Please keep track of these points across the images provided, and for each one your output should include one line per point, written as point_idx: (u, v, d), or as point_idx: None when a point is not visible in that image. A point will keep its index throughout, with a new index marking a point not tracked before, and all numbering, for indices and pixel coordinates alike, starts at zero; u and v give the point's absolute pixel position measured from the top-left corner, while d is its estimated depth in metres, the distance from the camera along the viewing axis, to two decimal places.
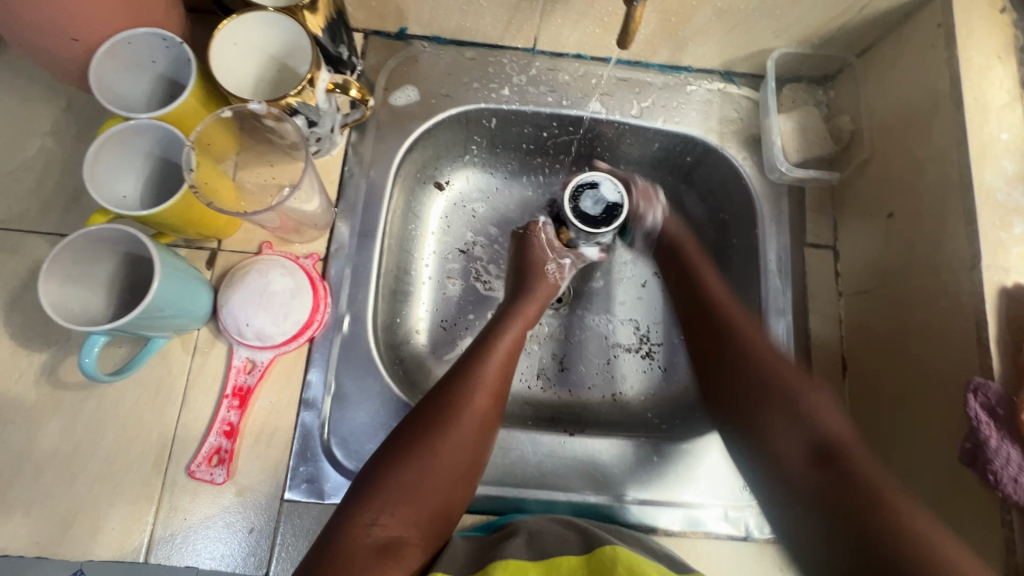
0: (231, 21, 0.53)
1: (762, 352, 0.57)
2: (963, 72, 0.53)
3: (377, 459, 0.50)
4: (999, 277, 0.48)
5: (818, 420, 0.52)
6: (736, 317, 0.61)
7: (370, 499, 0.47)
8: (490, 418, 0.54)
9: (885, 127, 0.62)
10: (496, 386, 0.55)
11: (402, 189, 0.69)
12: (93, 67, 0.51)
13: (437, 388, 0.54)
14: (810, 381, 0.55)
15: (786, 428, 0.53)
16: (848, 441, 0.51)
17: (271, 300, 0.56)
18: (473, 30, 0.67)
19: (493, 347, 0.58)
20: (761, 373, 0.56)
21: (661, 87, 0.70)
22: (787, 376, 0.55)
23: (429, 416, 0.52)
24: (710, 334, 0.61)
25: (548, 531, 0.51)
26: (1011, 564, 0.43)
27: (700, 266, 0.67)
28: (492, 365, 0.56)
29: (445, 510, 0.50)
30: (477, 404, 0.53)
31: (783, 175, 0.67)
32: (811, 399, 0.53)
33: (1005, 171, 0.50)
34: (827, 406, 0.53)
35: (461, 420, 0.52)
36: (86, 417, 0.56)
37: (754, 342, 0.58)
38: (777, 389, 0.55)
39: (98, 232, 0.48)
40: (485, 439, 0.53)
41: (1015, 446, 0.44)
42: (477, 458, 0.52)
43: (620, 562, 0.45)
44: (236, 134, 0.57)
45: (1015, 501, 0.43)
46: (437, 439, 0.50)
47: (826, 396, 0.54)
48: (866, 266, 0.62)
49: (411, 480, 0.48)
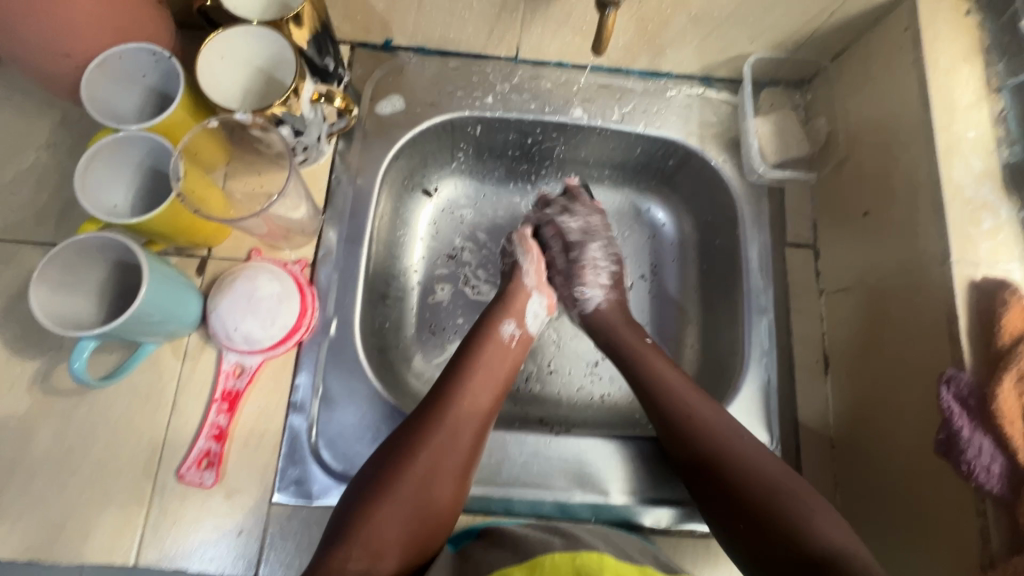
0: (217, 35, 0.55)
1: (729, 459, 0.52)
2: (930, 74, 0.54)
3: (353, 493, 0.49)
4: (969, 271, 0.49)
5: (811, 527, 0.46)
6: (711, 419, 0.55)
7: (344, 533, 0.46)
8: (464, 443, 0.53)
9: (857, 127, 0.63)
10: (473, 410, 0.55)
11: (389, 196, 0.71)
12: (84, 82, 0.53)
13: (411, 418, 0.54)
14: (791, 481, 0.50)
15: (773, 532, 0.47)
16: (848, 551, 0.44)
17: (259, 305, 0.57)
18: (456, 40, 0.69)
19: (468, 370, 0.58)
20: (740, 480, 0.50)
21: (641, 93, 0.72)
22: (767, 479, 0.50)
23: (402, 444, 0.51)
24: (679, 444, 0.55)
25: (532, 537, 0.49)
26: (987, 554, 0.44)
27: (657, 363, 0.60)
28: (467, 389, 0.56)
29: (422, 539, 0.49)
30: (453, 426, 0.53)
31: (761, 176, 0.69)
32: (800, 515, 0.47)
33: (973, 168, 0.52)
34: (819, 515, 0.47)
35: (432, 446, 0.51)
36: (78, 423, 0.57)
37: (720, 446, 0.53)
38: (755, 498, 0.49)
39: (89, 241, 0.49)
40: (461, 463, 0.52)
41: (987, 435, 0.45)
42: (453, 482, 0.51)
43: (605, 567, 0.45)
44: (224, 144, 0.58)
45: (988, 490, 0.44)
46: (408, 467, 0.50)
47: (819, 506, 0.47)
48: (845, 264, 0.64)
49: (384, 510, 0.47)
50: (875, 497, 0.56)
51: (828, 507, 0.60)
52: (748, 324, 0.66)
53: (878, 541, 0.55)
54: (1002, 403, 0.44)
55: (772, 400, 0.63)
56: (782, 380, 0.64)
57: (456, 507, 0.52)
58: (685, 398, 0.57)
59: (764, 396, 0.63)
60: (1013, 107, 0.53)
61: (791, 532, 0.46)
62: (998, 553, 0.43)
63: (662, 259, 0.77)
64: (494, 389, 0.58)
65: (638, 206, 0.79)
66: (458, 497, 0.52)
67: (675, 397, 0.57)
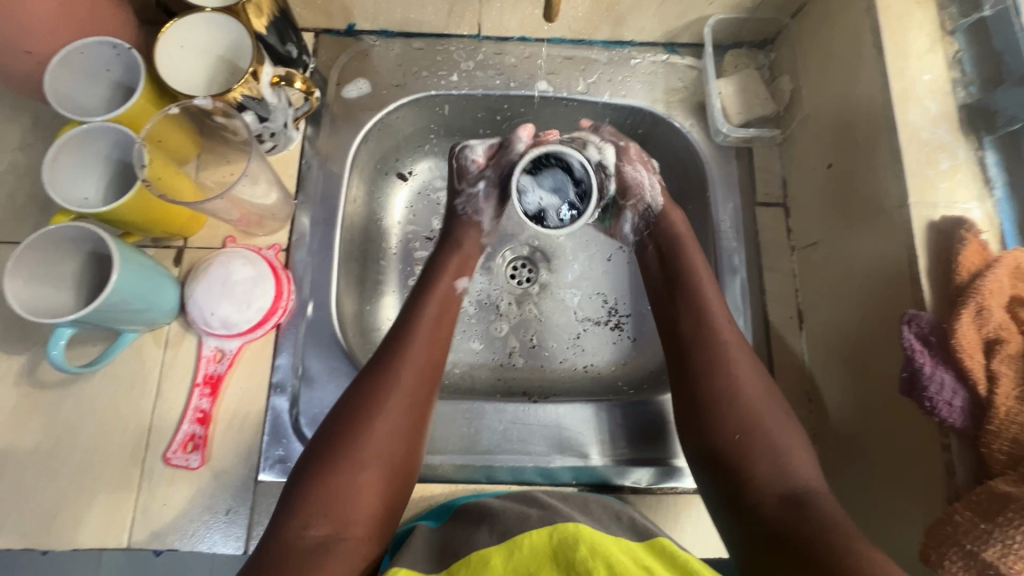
0: (175, 22, 0.56)
1: (746, 411, 0.51)
2: (883, 20, 0.55)
3: (307, 460, 0.48)
4: (927, 212, 0.50)
5: (793, 466, 0.48)
6: (730, 348, 0.54)
7: (300, 503, 0.45)
8: (417, 404, 0.52)
9: (817, 82, 0.64)
10: (421, 364, 0.54)
11: (361, 180, 0.71)
12: (47, 77, 0.53)
13: (356, 384, 0.52)
14: (787, 419, 0.51)
15: (757, 460, 0.48)
16: (817, 491, 0.46)
17: (233, 289, 0.58)
18: (418, 20, 0.69)
19: (414, 324, 0.56)
20: (739, 404, 0.51)
21: (606, 63, 0.72)
22: (764, 415, 0.51)
23: (351, 411, 0.50)
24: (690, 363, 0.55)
25: (511, 510, 0.49)
26: (952, 487, 0.45)
27: (712, 316, 0.56)
28: (414, 351, 0.54)
29: (383, 502, 0.48)
30: (404, 384, 0.52)
31: (726, 136, 0.69)
32: (786, 449, 0.49)
33: (928, 111, 0.52)
34: (799, 451, 0.49)
35: (385, 407, 0.50)
36: (66, 414, 0.58)
37: (731, 372, 0.53)
38: (750, 429, 0.50)
39: (60, 232, 0.50)
40: (415, 424, 0.51)
41: (948, 370, 0.45)
42: (409, 442, 0.51)
43: (581, 539, 0.41)
44: (191, 133, 0.59)
45: (951, 424, 0.44)
46: (363, 436, 0.48)
47: (798, 442, 0.50)
48: (813, 219, 0.64)
49: (342, 479, 0.46)
50: (850, 444, 0.56)
51: None
52: (722, 284, 0.66)
53: (854, 487, 0.55)
54: (961, 336, 0.44)
55: None
56: (757, 337, 0.65)
57: (413, 465, 0.51)
58: (716, 323, 0.56)
59: None
60: (967, 48, 0.53)
61: (780, 469, 0.47)
62: (962, 485, 0.44)
63: None
64: (440, 347, 0.56)
65: None
66: (415, 456, 0.51)
67: (720, 344, 0.54)
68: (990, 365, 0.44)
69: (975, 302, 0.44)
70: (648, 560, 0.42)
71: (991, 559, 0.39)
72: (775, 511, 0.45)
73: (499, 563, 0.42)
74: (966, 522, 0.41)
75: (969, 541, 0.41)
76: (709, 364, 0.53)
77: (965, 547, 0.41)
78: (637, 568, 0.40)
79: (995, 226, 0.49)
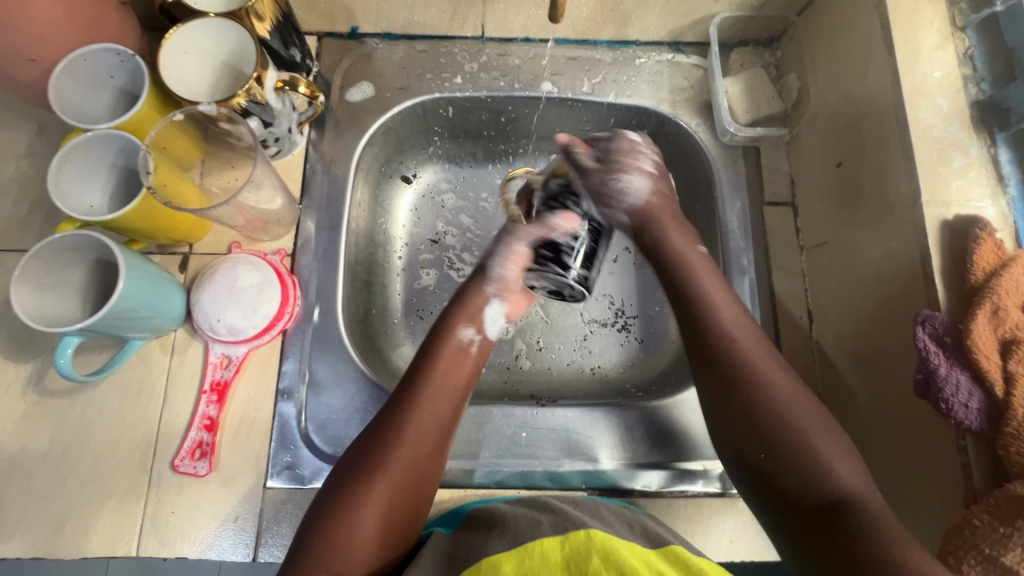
0: (178, 28, 0.56)
1: (777, 412, 0.47)
2: (892, 16, 0.54)
3: (312, 514, 0.47)
4: (940, 211, 0.49)
5: (833, 470, 0.44)
6: (742, 349, 0.50)
7: (301, 557, 0.44)
8: (423, 456, 0.51)
9: (824, 80, 0.63)
10: (429, 414, 0.52)
11: (366, 184, 0.71)
12: (52, 85, 0.53)
13: (364, 435, 0.51)
14: (823, 422, 0.47)
15: (792, 476, 0.45)
16: (859, 496, 0.43)
17: (239, 295, 0.58)
18: (421, 22, 0.69)
19: (426, 370, 0.55)
20: (769, 413, 0.47)
21: (610, 63, 0.72)
22: (797, 419, 0.47)
23: (359, 462, 0.49)
24: (708, 372, 0.51)
25: (521, 516, 0.48)
26: (969, 490, 0.44)
27: (723, 322, 0.52)
28: (423, 401, 0.53)
29: (386, 554, 0.47)
30: (408, 433, 0.50)
31: (734, 136, 0.69)
32: (825, 452, 0.45)
33: (940, 109, 0.51)
34: (839, 454, 0.45)
35: (389, 459, 0.49)
36: (73, 422, 0.58)
37: (753, 376, 0.49)
38: (783, 437, 0.46)
39: (66, 240, 0.50)
40: (421, 478, 0.50)
41: (964, 371, 0.44)
42: (415, 493, 0.49)
43: (592, 552, 0.42)
44: (195, 139, 0.59)
45: (967, 426, 0.44)
46: (367, 489, 0.47)
47: (837, 441, 0.46)
48: (823, 218, 0.63)
49: (343, 533, 0.45)
50: (862, 445, 0.56)
51: None
52: (730, 285, 0.66)
53: None
54: (976, 337, 0.44)
55: None
56: (766, 339, 0.64)
57: (419, 517, 0.50)
58: (723, 326, 0.52)
59: None
60: (978, 44, 0.52)
61: (816, 476, 0.44)
62: (980, 488, 0.44)
63: None
64: (451, 397, 0.54)
65: None
66: (420, 507, 0.50)
67: (730, 347, 0.51)
68: (1007, 366, 0.43)
69: (991, 301, 0.44)
70: (657, 562, 0.42)
71: (1011, 563, 0.38)
72: (818, 529, 0.43)
73: (509, 569, 0.41)
74: (983, 526, 0.41)
75: (987, 546, 0.40)
76: (734, 373, 0.50)
77: (984, 550, 0.40)
78: (646, 571, 0.41)
79: (1009, 225, 0.48)
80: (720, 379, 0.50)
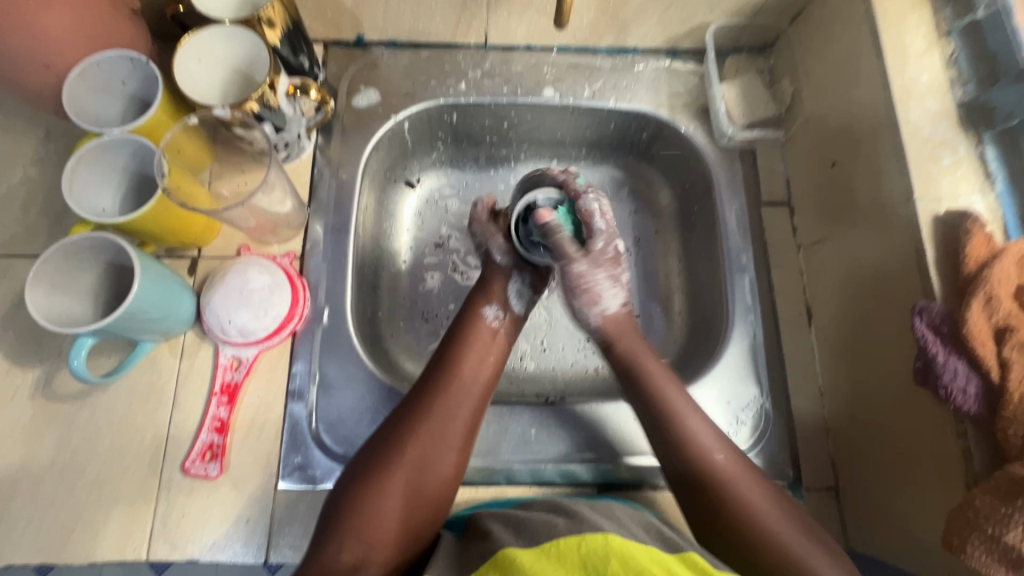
0: (191, 36, 0.56)
1: (755, 517, 0.49)
2: (881, 22, 0.56)
3: (348, 479, 0.49)
4: (932, 207, 0.51)
5: (812, 566, 0.46)
6: (705, 450, 0.53)
7: (336, 524, 0.47)
8: (456, 434, 0.52)
9: (816, 84, 0.66)
10: (465, 391, 0.54)
11: (372, 189, 0.72)
12: (66, 90, 0.54)
13: (401, 409, 0.53)
14: (793, 518, 0.50)
15: None
16: None
17: (251, 297, 0.58)
18: (426, 30, 0.71)
19: (463, 346, 0.57)
20: (750, 524, 0.49)
21: (610, 69, 0.74)
22: (772, 523, 0.49)
23: (396, 429, 0.51)
24: (691, 494, 0.52)
25: (537, 518, 0.49)
26: (970, 475, 0.45)
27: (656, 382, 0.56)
28: (458, 380, 0.54)
29: (414, 527, 0.48)
30: (444, 406, 0.53)
31: (731, 138, 0.71)
32: (801, 552, 0.47)
33: (929, 109, 0.54)
34: (814, 551, 0.47)
35: (425, 431, 0.51)
36: (82, 426, 0.57)
37: (726, 478, 0.51)
38: (767, 551, 0.48)
39: (80, 242, 0.50)
40: (454, 449, 0.52)
41: (961, 358, 0.46)
42: (447, 470, 0.51)
43: (610, 553, 0.42)
44: (207, 144, 0.60)
45: (966, 411, 0.45)
46: (401, 454, 0.50)
47: (807, 537, 0.48)
48: (819, 218, 0.65)
49: (376, 500, 0.48)
50: (864, 436, 0.57)
51: (823, 454, 0.61)
52: (731, 283, 0.67)
53: (871, 479, 0.56)
54: (973, 325, 0.45)
55: (760, 354, 0.65)
56: (767, 335, 0.66)
57: (449, 494, 0.51)
58: (688, 438, 0.53)
59: (751, 353, 0.64)
60: (963, 49, 0.55)
61: None
62: (980, 472, 0.45)
63: (645, 232, 0.78)
64: (485, 378, 0.56)
65: (621, 180, 0.80)
66: (451, 484, 0.51)
67: (698, 447, 0.53)
68: (1002, 353, 0.45)
69: (985, 290, 0.46)
70: (672, 564, 0.43)
71: (1014, 541, 0.40)
72: None
73: (524, 561, 0.42)
74: (986, 506, 0.42)
75: (990, 524, 0.41)
76: (694, 481, 0.52)
77: (987, 530, 0.42)
78: (659, 570, 0.41)
79: (998, 219, 0.50)
80: (698, 500, 0.51)
